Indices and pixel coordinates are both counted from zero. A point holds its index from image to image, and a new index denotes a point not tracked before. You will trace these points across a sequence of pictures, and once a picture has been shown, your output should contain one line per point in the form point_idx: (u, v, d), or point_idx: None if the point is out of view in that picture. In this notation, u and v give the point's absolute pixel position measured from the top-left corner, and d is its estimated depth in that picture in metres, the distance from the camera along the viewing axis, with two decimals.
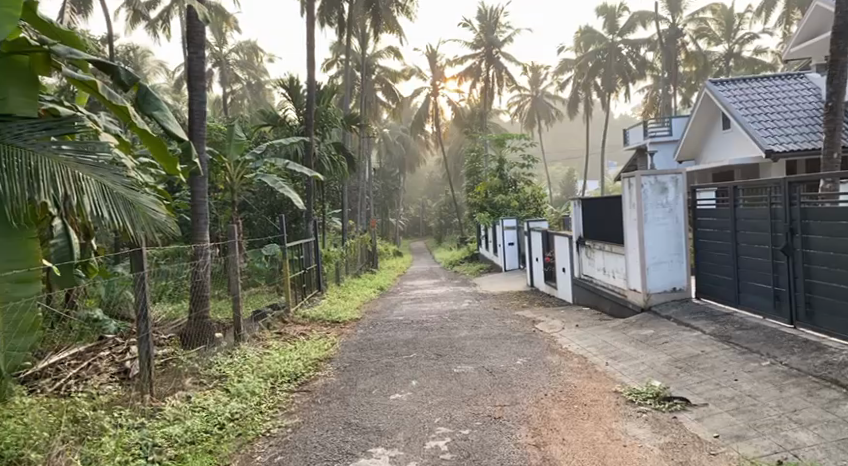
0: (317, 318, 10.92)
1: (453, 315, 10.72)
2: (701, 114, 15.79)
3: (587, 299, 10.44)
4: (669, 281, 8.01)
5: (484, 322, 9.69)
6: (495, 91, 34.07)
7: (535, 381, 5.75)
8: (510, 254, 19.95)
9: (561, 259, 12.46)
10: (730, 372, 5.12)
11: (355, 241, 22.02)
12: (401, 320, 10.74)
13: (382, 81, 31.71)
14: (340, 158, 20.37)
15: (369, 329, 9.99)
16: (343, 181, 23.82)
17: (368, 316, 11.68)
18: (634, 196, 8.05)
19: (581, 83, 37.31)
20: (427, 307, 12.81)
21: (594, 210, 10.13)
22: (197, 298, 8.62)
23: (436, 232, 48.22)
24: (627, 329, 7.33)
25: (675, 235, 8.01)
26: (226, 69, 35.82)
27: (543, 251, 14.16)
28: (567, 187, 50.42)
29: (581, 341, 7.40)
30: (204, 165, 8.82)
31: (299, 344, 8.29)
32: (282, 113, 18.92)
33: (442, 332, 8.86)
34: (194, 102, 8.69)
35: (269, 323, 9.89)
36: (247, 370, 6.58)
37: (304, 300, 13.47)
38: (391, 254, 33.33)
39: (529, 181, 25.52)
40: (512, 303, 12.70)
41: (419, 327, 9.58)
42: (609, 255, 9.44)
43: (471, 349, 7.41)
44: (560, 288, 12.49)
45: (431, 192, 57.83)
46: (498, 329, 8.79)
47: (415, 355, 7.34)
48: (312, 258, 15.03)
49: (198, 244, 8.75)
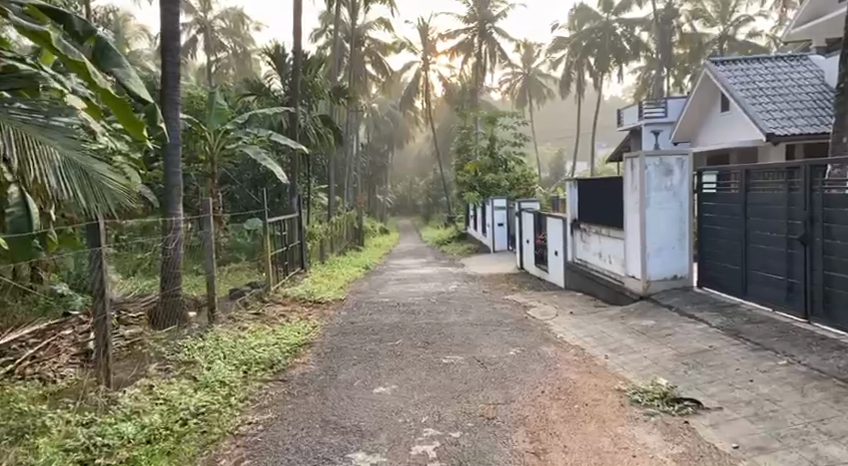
0: (298, 298, 10.43)
1: (441, 298, 10.27)
2: (700, 94, 15.28)
3: (581, 285, 10.03)
4: (671, 269, 7.57)
5: (474, 307, 9.23)
6: (487, 68, 33.38)
7: (529, 375, 5.31)
8: (499, 235, 19.52)
9: (554, 242, 12.02)
10: (744, 371, 4.70)
11: (341, 218, 21.49)
12: (386, 301, 10.26)
13: (371, 54, 30.95)
14: (327, 131, 19.74)
15: (351, 310, 9.51)
16: (329, 155, 23.20)
17: (351, 296, 11.22)
18: (637, 179, 7.58)
19: (574, 62, 36.67)
20: (414, 287, 12.35)
21: (592, 191, 9.65)
22: (169, 275, 8.12)
23: (424, 211, 47.71)
24: (627, 319, 6.89)
25: (678, 220, 7.56)
26: (212, 36, 34.94)
27: (535, 233, 13.72)
28: (556, 168, 49.99)
29: (576, 331, 6.96)
30: (177, 132, 8.30)
31: (276, 327, 7.84)
32: (267, 83, 18.24)
33: (429, 317, 8.39)
34: (168, 64, 8.09)
35: (246, 302, 9.41)
36: (218, 356, 6.10)
37: (286, 278, 12.96)
38: (378, 232, 32.82)
39: (520, 161, 25.02)
40: (501, 286, 12.28)
41: (405, 310, 9.12)
42: (606, 240, 8.99)
43: (460, 337, 6.96)
44: (551, 271, 12.10)
45: (419, 170, 57.23)
46: (488, 315, 8.35)
47: (401, 342, 6.87)
48: (296, 234, 14.49)
49: (171, 218, 8.21)
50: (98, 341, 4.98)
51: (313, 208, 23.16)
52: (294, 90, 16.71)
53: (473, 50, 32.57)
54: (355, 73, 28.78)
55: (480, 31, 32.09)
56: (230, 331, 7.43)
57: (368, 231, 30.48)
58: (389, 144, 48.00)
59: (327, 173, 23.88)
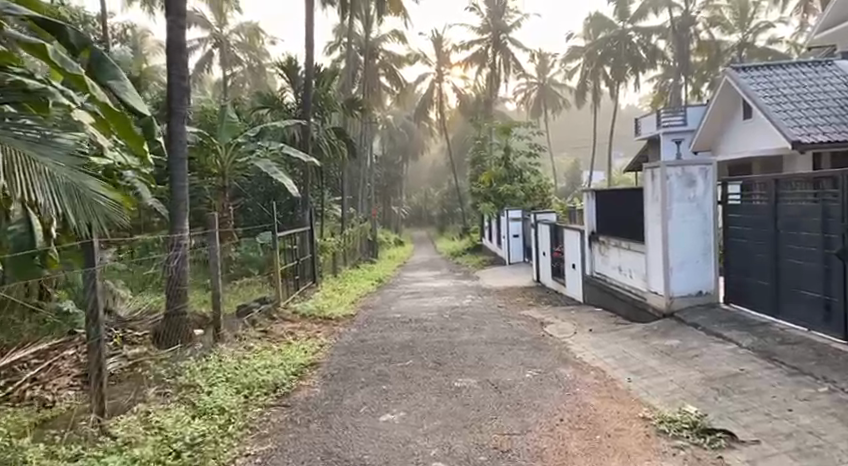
0: (308, 314, 10.16)
1: (455, 314, 9.97)
2: (721, 102, 14.91)
3: (600, 300, 9.67)
4: (696, 285, 7.21)
5: (489, 323, 8.90)
6: (502, 78, 33.14)
7: (545, 401, 4.98)
8: (515, 246, 19.17)
9: (571, 255, 11.67)
10: (781, 399, 4.35)
11: (355, 230, 21.26)
12: (399, 318, 9.96)
13: (385, 66, 30.83)
14: (340, 144, 19.58)
15: (362, 327, 9.21)
16: (343, 168, 23.03)
17: (363, 312, 10.94)
18: (658, 190, 7.23)
19: (589, 72, 36.31)
20: (427, 302, 12.04)
21: (613, 202, 9.32)
22: (173, 291, 7.89)
23: (439, 222, 47.42)
24: (651, 338, 6.53)
25: (703, 233, 7.19)
26: (227, 51, 35.07)
27: (551, 246, 13.37)
28: (572, 178, 49.55)
29: (597, 350, 6.62)
30: (182, 145, 8.07)
31: (282, 346, 7.58)
32: (279, 96, 18.10)
33: (442, 335, 8.08)
34: (173, 77, 7.90)
35: (254, 319, 9.17)
36: (220, 379, 5.83)
37: (298, 293, 12.72)
38: (392, 244, 32.57)
39: (535, 171, 24.69)
40: (517, 300, 11.93)
41: (417, 327, 8.83)
42: (627, 253, 8.65)
43: (473, 357, 6.65)
44: (569, 284, 11.74)
45: (434, 182, 57.02)
46: (503, 333, 8.02)
47: (412, 363, 6.57)
48: (307, 248, 14.26)
49: (176, 234, 7.99)
50: (91, 366, 4.66)
51: (327, 221, 22.95)
52: (307, 102, 16.54)
53: (488, 61, 32.35)
54: (369, 85, 28.66)
55: (495, 41, 31.92)
56: (235, 351, 7.17)
57: (382, 243, 30.24)
58: (403, 155, 47.87)
59: (341, 185, 23.69)
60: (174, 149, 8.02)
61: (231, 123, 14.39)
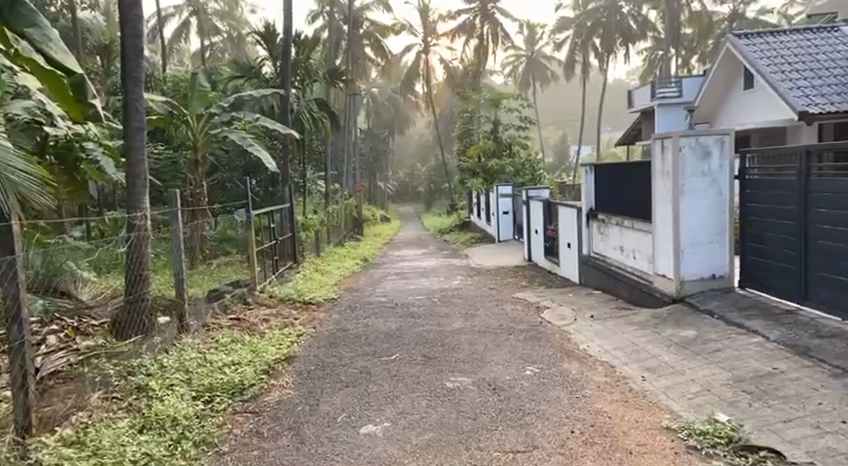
0: (286, 298, 9.44)
1: (444, 298, 9.28)
2: (721, 70, 14.21)
3: (598, 281, 9.04)
4: (709, 268, 6.56)
5: (481, 309, 8.24)
6: (490, 50, 32.21)
7: (550, 406, 4.32)
8: (504, 224, 18.51)
9: (566, 234, 11.01)
10: (831, 409, 3.73)
11: (340, 207, 20.48)
12: (383, 302, 9.26)
13: (370, 37, 29.72)
14: (322, 116, 18.72)
15: (344, 313, 8.51)
16: (326, 141, 22.14)
17: (346, 295, 10.24)
18: (669, 163, 6.55)
19: (578, 44, 35.37)
20: (414, 284, 11.36)
21: (614, 177, 8.64)
22: (132, 277, 7.13)
23: (426, 198, 46.67)
24: (662, 328, 5.88)
25: (719, 211, 6.53)
26: (205, 19, 33.71)
27: (544, 223, 12.71)
28: (560, 153, 48.99)
29: (603, 341, 5.96)
30: (141, 113, 7.27)
31: (254, 337, 6.87)
32: (257, 65, 17.16)
33: (430, 323, 7.39)
34: (127, 36, 7.05)
35: (226, 304, 8.44)
36: (177, 379, 5.11)
37: (277, 275, 11.99)
38: (378, 220, 31.84)
39: (524, 145, 24.01)
40: (509, 281, 11.28)
41: (403, 313, 8.15)
42: (631, 232, 7.99)
43: (466, 350, 5.99)
44: (564, 264, 11.11)
45: (421, 157, 56.09)
46: (498, 320, 7.35)
47: (398, 357, 5.90)
48: (287, 225, 13.52)
49: (136, 214, 7.23)
50: (14, 373, 4.01)
51: (310, 197, 22.14)
52: (285, 70, 15.61)
53: (475, 32, 31.42)
54: (353, 57, 27.66)
55: (483, 11, 30.97)
56: (200, 344, 6.45)
57: (367, 219, 29.47)
58: (389, 130, 46.87)
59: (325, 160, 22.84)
60: (130, 117, 7.20)
61: (203, 92, 13.18)
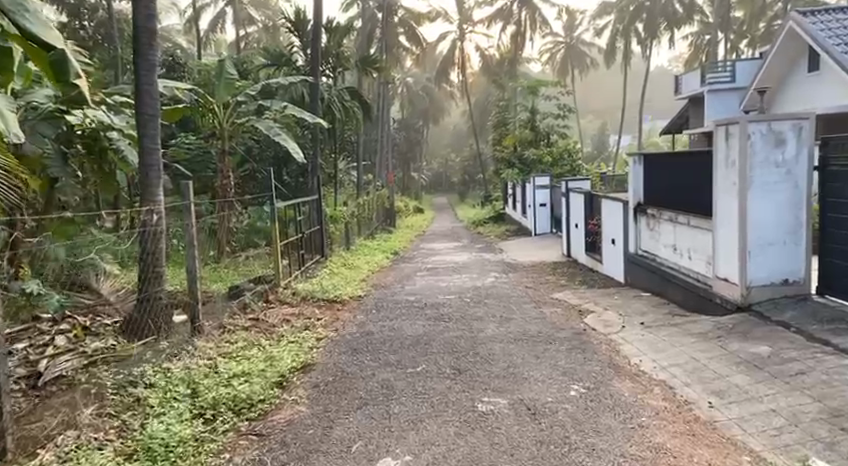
0: (309, 296, 8.91)
1: (477, 298, 8.65)
2: (783, 50, 13.25)
3: (647, 282, 8.31)
4: (779, 272, 5.81)
5: (519, 312, 7.58)
6: (528, 37, 31.30)
7: (602, 440, 3.66)
8: (542, 217, 17.73)
9: (610, 229, 10.28)
10: None
11: (371, 197, 19.95)
12: (413, 302, 8.66)
13: (405, 25, 29.06)
14: (354, 105, 18.19)
15: (369, 314, 7.94)
16: (359, 131, 21.62)
17: (374, 293, 9.68)
18: (735, 151, 5.82)
19: (620, 30, 34.20)
20: (446, 281, 10.74)
21: (665, 169, 7.90)
22: (145, 274, 6.68)
23: (460, 189, 45.95)
24: (727, 341, 5.15)
25: (793, 207, 5.78)
26: (239, 9, 33.45)
27: (585, 217, 11.96)
28: (598, 143, 47.80)
29: (657, 355, 5.27)
30: (155, 99, 6.72)
31: (272, 341, 6.34)
32: (288, 53, 16.68)
33: (462, 328, 6.78)
34: (140, 15, 6.53)
35: (245, 303, 7.93)
36: (179, 389, 4.60)
37: (303, 270, 11.50)
38: (411, 211, 31.27)
39: (563, 134, 23.16)
40: (547, 279, 10.57)
41: (433, 315, 7.55)
42: (686, 229, 7.26)
43: (502, 362, 5.36)
44: (608, 262, 10.37)
45: (456, 147, 55.37)
46: (537, 326, 6.69)
47: (426, 369, 5.30)
48: (315, 217, 13.02)
49: (151, 205, 6.73)
50: None
51: (341, 188, 21.67)
52: (315, 57, 15.07)
53: (513, 18, 30.54)
54: (387, 45, 27.04)
55: None
56: (213, 347, 5.95)
57: (400, 211, 28.90)
58: (424, 119, 46.20)
59: (357, 150, 22.35)
60: (142, 102, 6.67)
61: (231, 81, 12.58)
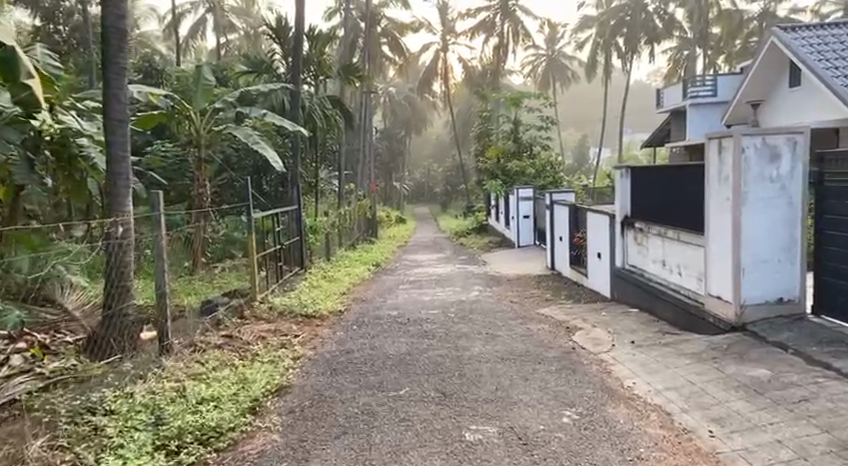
0: (287, 311, 8.59)
1: (461, 313, 8.39)
2: (765, 65, 13.19)
3: (635, 297, 8.10)
4: (774, 290, 5.62)
5: (504, 329, 7.33)
6: (510, 49, 31.27)
7: None
8: (525, 229, 17.56)
9: (595, 243, 10.09)
10: None
11: (353, 207, 19.66)
12: (394, 317, 8.38)
13: (388, 35, 28.89)
14: (335, 114, 17.91)
15: (349, 330, 7.64)
16: (340, 140, 21.34)
17: (354, 307, 9.38)
18: (729, 166, 5.63)
19: (601, 44, 34.35)
20: (429, 295, 10.47)
21: (653, 182, 7.71)
22: (113, 288, 6.35)
23: (442, 199, 45.80)
24: (724, 363, 4.94)
25: (787, 224, 5.59)
26: (220, 16, 33.09)
27: (570, 230, 11.78)
28: (579, 155, 48.00)
29: (651, 377, 5.04)
30: (125, 105, 6.40)
31: (246, 361, 6.02)
32: (268, 60, 16.37)
33: (446, 346, 6.51)
34: (109, 17, 6.20)
35: (218, 319, 7.59)
36: (141, 417, 4.27)
37: (281, 282, 11.16)
38: (393, 221, 31.00)
39: (545, 146, 23.06)
40: (532, 293, 10.35)
41: (416, 332, 7.28)
42: (675, 244, 7.06)
43: (489, 384, 5.10)
44: (593, 276, 10.18)
45: (438, 157, 55.29)
46: (524, 345, 6.44)
47: (408, 392, 5.02)
48: (294, 228, 12.71)
49: (119, 217, 6.40)
50: None
51: (322, 198, 21.36)
52: (295, 65, 14.78)
53: (496, 30, 30.51)
54: (369, 54, 26.83)
55: (503, 8, 30.04)
56: (181, 368, 5.62)
57: (382, 220, 28.62)
58: (406, 129, 46.07)
59: (338, 159, 22.06)
60: (111, 107, 6.33)
61: (208, 88, 12.23)
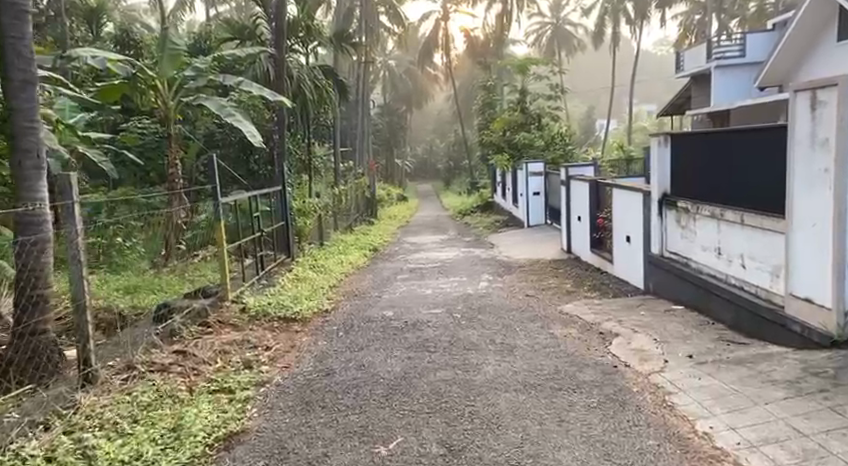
0: (261, 315, 7.17)
1: (469, 314, 6.99)
2: (809, 20, 11.77)
3: (679, 292, 6.68)
4: None
5: (523, 337, 5.93)
6: (515, 15, 29.56)
7: None
8: (535, 206, 16.13)
9: (624, 224, 8.64)
10: None
11: (350, 186, 18.19)
12: (388, 320, 6.97)
13: (386, 4, 27.16)
14: (327, 84, 16.39)
15: (335, 340, 6.27)
16: (334, 114, 19.80)
17: (344, 305, 7.97)
18: (830, 126, 4.20)
19: (609, 9, 32.65)
20: (430, 287, 9.05)
21: (705, 151, 6.24)
22: (26, 297, 4.99)
23: (445, 176, 44.26)
24: (843, 400, 3.60)
25: None
26: None
27: (592, 210, 10.32)
28: (586, 127, 46.40)
29: (735, 417, 3.67)
30: (29, 60, 4.98)
31: (195, 394, 4.66)
32: (252, 25, 14.85)
33: (453, 364, 5.12)
34: None
35: (172, 329, 6.20)
36: None
37: (263, 275, 9.78)
38: (394, 199, 29.52)
39: (555, 116, 21.52)
40: (549, 284, 8.92)
41: (416, 343, 5.87)
42: (737, 228, 5.61)
43: (512, 432, 3.74)
44: (621, 262, 8.76)
45: (440, 132, 53.60)
46: (550, 362, 5.03)
47: (403, 446, 3.66)
48: (280, 211, 11.29)
49: (26, 207, 4.99)
50: None
51: (316, 176, 19.92)
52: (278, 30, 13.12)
53: None
54: (368, 24, 25.17)
55: None
56: (103, 407, 4.30)
57: (382, 200, 27.11)
58: (406, 104, 44.41)
59: (333, 135, 20.55)
60: (10, 62, 4.92)
61: (176, 53, 10.86)
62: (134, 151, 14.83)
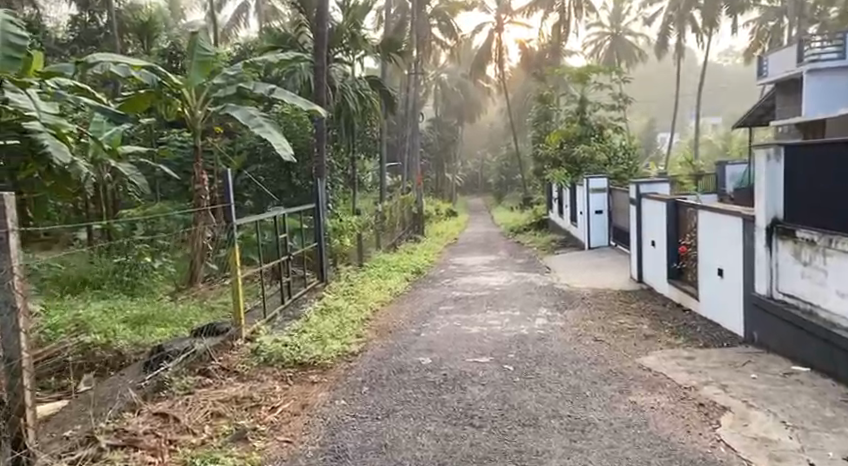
0: (274, 358, 5.99)
1: (522, 367, 5.66)
2: None
3: (800, 348, 5.19)
4: None
5: (598, 406, 4.56)
6: (573, 25, 27.99)
7: None
8: (596, 226, 14.61)
9: (715, 255, 7.11)
10: None
11: (395, 202, 17.08)
12: (425, 371, 5.69)
13: (438, 15, 25.98)
14: (372, 94, 15.28)
15: (358, 398, 5.01)
16: (381, 127, 18.74)
17: (374, 346, 6.75)
18: None
19: (675, 17, 30.75)
20: (478, 324, 7.74)
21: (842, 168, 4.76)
22: None
23: (497, 191, 42.86)
24: None
25: None
26: None
27: (671, 234, 8.78)
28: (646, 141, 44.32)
29: None
30: None
31: None
32: (295, 33, 13.94)
33: (508, 453, 3.82)
34: None
35: (159, 382, 5.08)
36: None
37: (290, 303, 8.66)
38: (443, 215, 28.32)
39: (617, 128, 19.92)
40: (621, 322, 7.51)
41: (459, 411, 4.57)
42: None
43: None
44: (710, 300, 7.22)
45: (492, 146, 52.22)
46: (642, 457, 3.67)
47: None
48: (313, 232, 10.12)
49: None
50: None
51: (360, 191, 18.87)
52: (321, 37, 11.97)
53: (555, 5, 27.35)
54: (419, 34, 24.07)
55: None
56: None
57: (430, 216, 25.96)
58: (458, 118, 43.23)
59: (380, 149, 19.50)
60: None
61: (206, 59, 9.90)
62: (169, 164, 14.01)
